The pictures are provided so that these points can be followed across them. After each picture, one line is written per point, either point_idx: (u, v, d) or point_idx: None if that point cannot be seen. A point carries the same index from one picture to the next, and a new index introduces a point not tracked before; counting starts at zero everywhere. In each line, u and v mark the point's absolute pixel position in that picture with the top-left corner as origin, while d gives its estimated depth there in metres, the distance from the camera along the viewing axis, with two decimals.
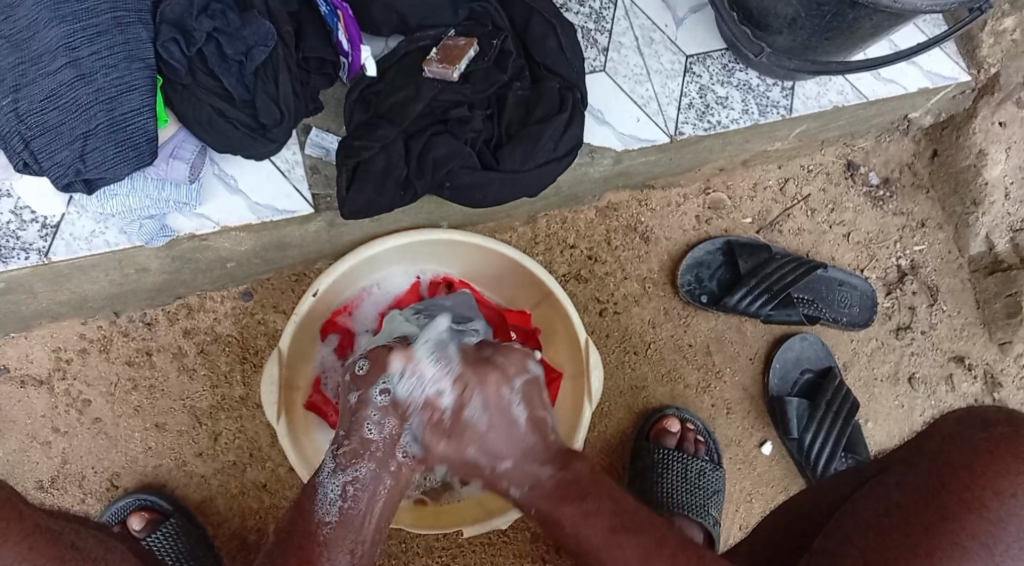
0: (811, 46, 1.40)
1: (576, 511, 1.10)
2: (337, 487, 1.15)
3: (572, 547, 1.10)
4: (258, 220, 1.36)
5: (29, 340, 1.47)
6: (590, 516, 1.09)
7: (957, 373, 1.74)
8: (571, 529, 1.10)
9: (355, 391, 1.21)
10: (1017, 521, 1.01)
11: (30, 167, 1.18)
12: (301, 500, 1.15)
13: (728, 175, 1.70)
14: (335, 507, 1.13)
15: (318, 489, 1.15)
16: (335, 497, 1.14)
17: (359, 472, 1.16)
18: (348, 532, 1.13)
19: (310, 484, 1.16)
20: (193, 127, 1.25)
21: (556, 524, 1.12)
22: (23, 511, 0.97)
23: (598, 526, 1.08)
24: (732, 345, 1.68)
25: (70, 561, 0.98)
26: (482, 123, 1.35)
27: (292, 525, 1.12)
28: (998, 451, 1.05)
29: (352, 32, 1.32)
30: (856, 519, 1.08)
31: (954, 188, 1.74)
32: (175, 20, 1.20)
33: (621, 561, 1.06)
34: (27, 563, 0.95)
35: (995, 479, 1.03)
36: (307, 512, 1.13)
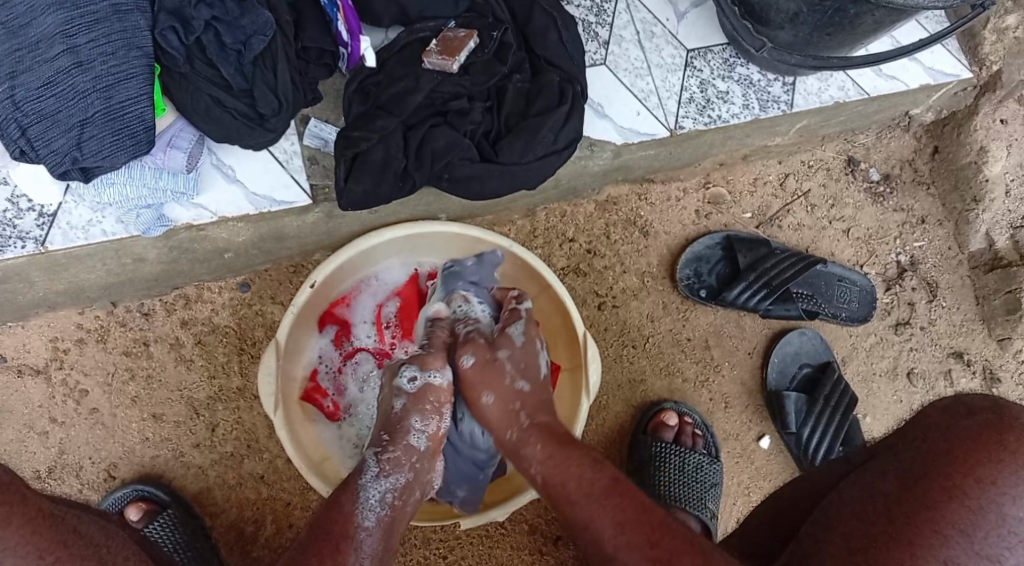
0: (812, 41, 1.39)
1: (579, 463, 1.12)
2: (377, 492, 1.15)
3: (570, 500, 1.10)
4: (256, 210, 1.35)
5: (26, 330, 1.46)
6: (595, 467, 1.11)
7: (956, 369, 1.73)
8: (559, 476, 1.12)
9: (403, 398, 1.25)
10: (995, 508, 1.01)
11: (26, 155, 1.18)
12: (339, 498, 1.12)
13: (728, 169, 1.69)
14: (376, 509, 1.13)
15: (358, 495, 1.13)
16: (375, 501, 1.14)
17: (397, 475, 1.18)
18: (383, 532, 1.12)
19: (350, 484, 1.15)
20: (190, 116, 1.25)
21: (558, 476, 1.12)
22: (25, 496, 0.98)
23: (600, 480, 1.09)
24: (730, 340, 1.68)
25: (71, 547, 0.98)
26: (481, 115, 1.34)
27: (331, 522, 1.09)
28: (982, 438, 1.05)
29: (352, 22, 1.31)
30: (841, 512, 1.07)
31: (955, 185, 1.73)
32: (174, 8, 1.18)
33: (619, 513, 1.05)
34: (28, 546, 0.95)
35: (975, 467, 1.03)
36: (348, 516, 1.10)
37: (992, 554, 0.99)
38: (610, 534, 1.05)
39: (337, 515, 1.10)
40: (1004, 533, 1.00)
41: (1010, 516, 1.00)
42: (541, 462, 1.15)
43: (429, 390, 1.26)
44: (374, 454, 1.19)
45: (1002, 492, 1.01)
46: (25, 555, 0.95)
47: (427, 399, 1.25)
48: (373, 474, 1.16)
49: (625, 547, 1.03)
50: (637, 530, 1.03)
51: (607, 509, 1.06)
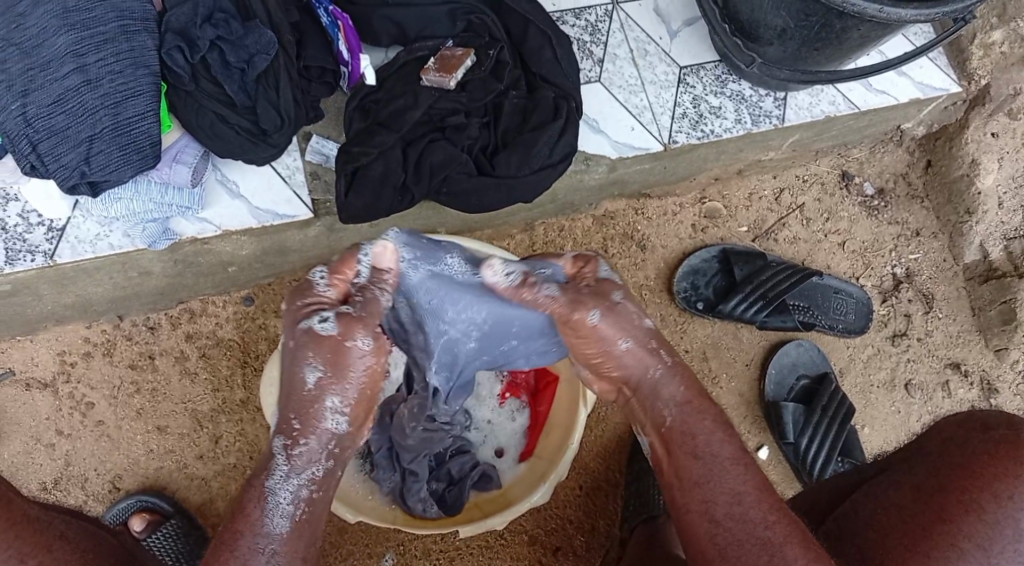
0: (801, 56, 1.42)
1: (715, 423, 1.06)
2: (285, 496, 1.01)
3: (695, 454, 1.05)
4: (259, 224, 1.39)
5: (35, 343, 1.49)
6: (729, 436, 1.06)
7: (953, 380, 1.75)
8: (703, 441, 1.05)
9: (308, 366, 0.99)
10: (1013, 523, 1.03)
11: (37, 170, 1.22)
12: (245, 504, 1.01)
13: (723, 184, 1.72)
14: (286, 517, 1.01)
15: (266, 501, 1.00)
16: (284, 507, 1.01)
17: (307, 470, 1.01)
18: (298, 543, 1.01)
19: (256, 487, 1.01)
20: (195, 133, 1.28)
21: (688, 430, 1.06)
22: (11, 501, 1.01)
23: (732, 445, 1.06)
24: (728, 351, 1.70)
25: (56, 552, 1.02)
26: (478, 130, 1.38)
27: (233, 534, 1.00)
28: (997, 453, 1.07)
29: (352, 42, 1.36)
30: (856, 522, 1.09)
31: (948, 198, 1.76)
32: (180, 29, 1.23)
33: (739, 484, 1.04)
34: (12, 550, 0.99)
35: (992, 481, 1.05)
36: (250, 526, 1.00)
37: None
38: (724, 503, 1.03)
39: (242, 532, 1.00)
40: (1020, 547, 1.03)
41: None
42: (673, 406, 1.06)
43: (340, 357, 0.99)
44: (281, 447, 1.00)
45: (1017, 508, 1.04)
46: (7, 559, 0.99)
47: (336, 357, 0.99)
48: (278, 474, 1.00)
49: (735, 518, 1.02)
50: (756, 506, 1.03)
51: (734, 477, 1.04)
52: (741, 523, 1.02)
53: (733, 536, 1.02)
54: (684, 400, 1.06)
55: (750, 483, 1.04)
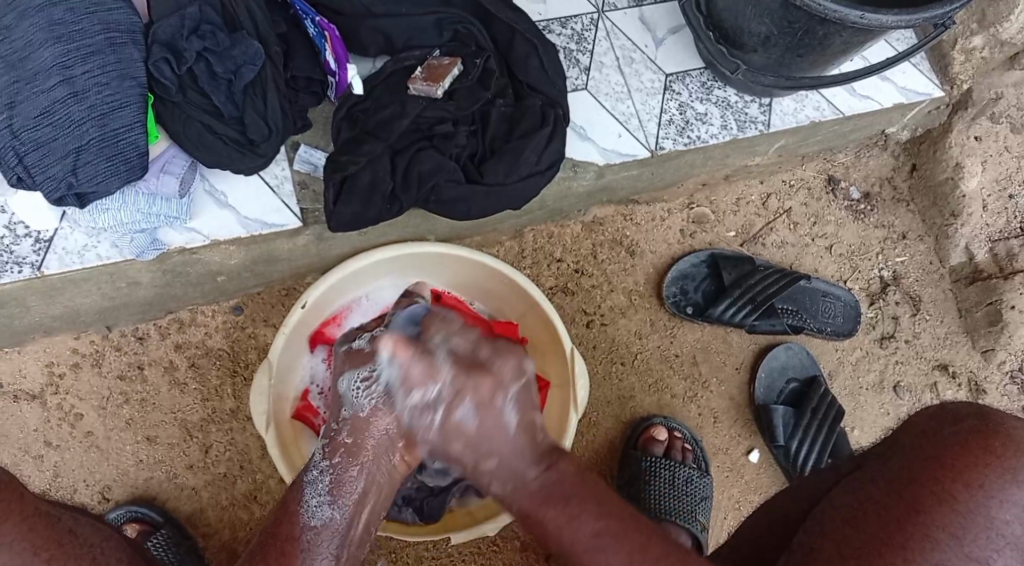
0: (785, 62, 1.43)
1: (561, 512, 1.02)
2: (321, 486, 1.11)
3: (548, 543, 1.03)
4: (248, 233, 1.39)
5: (22, 355, 1.49)
6: (574, 518, 1.01)
7: (941, 381, 1.76)
8: (553, 535, 1.02)
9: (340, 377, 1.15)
10: (983, 511, 1.03)
11: (24, 182, 1.22)
12: (288, 498, 1.12)
13: (711, 190, 1.73)
14: (320, 508, 1.10)
15: (303, 492, 1.11)
16: (322, 490, 1.11)
17: (350, 468, 1.11)
18: (338, 526, 1.09)
19: (296, 483, 1.13)
20: (183, 143, 1.28)
21: (537, 521, 1.03)
22: (23, 495, 1.02)
23: (590, 529, 1.01)
24: (718, 356, 1.71)
25: (66, 544, 1.01)
26: (466, 138, 1.38)
27: (276, 524, 1.08)
28: (967, 445, 1.08)
29: (339, 52, 1.34)
30: (833, 518, 1.10)
31: (933, 201, 1.77)
32: (167, 41, 1.23)
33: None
34: (24, 542, 0.98)
35: (963, 472, 1.05)
36: (293, 516, 1.09)
37: (981, 556, 1.01)
38: None
39: (288, 515, 1.09)
40: (992, 536, 1.02)
41: (994, 517, 1.03)
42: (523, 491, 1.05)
43: (421, 358, 1.06)
44: (322, 447, 1.14)
45: (988, 496, 1.04)
46: (21, 551, 0.98)
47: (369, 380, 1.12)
48: (315, 466, 1.13)
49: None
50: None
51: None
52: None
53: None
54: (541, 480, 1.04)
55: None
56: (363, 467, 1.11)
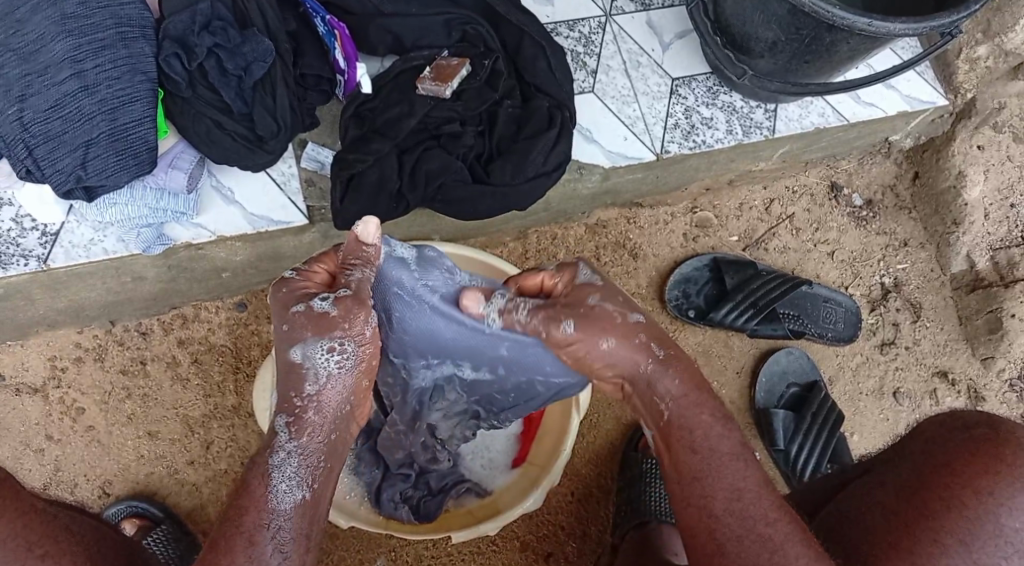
0: (792, 68, 1.44)
1: (712, 418, 1.08)
2: (290, 472, 1.02)
3: (694, 447, 1.07)
4: (253, 229, 1.39)
5: (26, 349, 1.49)
6: (725, 426, 1.08)
7: (941, 388, 1.76)
8: (701, 435, 1.07)
9: (299, 344, 1.02)
10: (992, 518, 1.04)
11: (33, 174, 1.22)
12: (250, 481, 1.02)
13: (714, 194, 1.74)
14: (289, 493, 1.02)
15: (269, 479, 1.02)
16: (291, 477, 1.02)
17: (318, 450, 1.04)
18: (305, 516, 1.03)
19: (257, 467, 1.03)
20: (191, 138, 1.29)
21: (685, 423, 1.08)
22: (21, 493, 1.02)
23: (730, 440, 1.07)
24: (719, 359, 1.71)
25: (61, 542, 1.02)
26: (474, 138, 1.38)
27: (239, 512, 1.01)
28: (977, 452, 1.08)
29: (348, 51, 1.36)
30: (842, 521, 1.11)
31: (935, 208, 1.78)
32: (177, 36, 1.24)
33: (739, 479, 1.05)
34: (18, 539, 0.99)
35: (972, 479, 1.06)
36: (259, 504, 1.01)
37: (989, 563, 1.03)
38: (723, 499, 1.04)
39: (252, 507, 1.01)
40: (1001, 543, 1.03)
41: (1004, 525, 1.04)
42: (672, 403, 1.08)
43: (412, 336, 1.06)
44: (285, 426, 1.03)
45: (998, 504, 1.04)
46: (15, 548, 0.99)
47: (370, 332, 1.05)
48: (279, 451, 1.02)
49: (734, 513, 1.04)
50: (755, 500, 1.04)
51: (734, 474, 1.05)
52: (740, 519, 1.03)
53: (733, 530, 1.03)
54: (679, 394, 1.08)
55: (750, 478, 1.05)
56: (325, 447, 1.05)
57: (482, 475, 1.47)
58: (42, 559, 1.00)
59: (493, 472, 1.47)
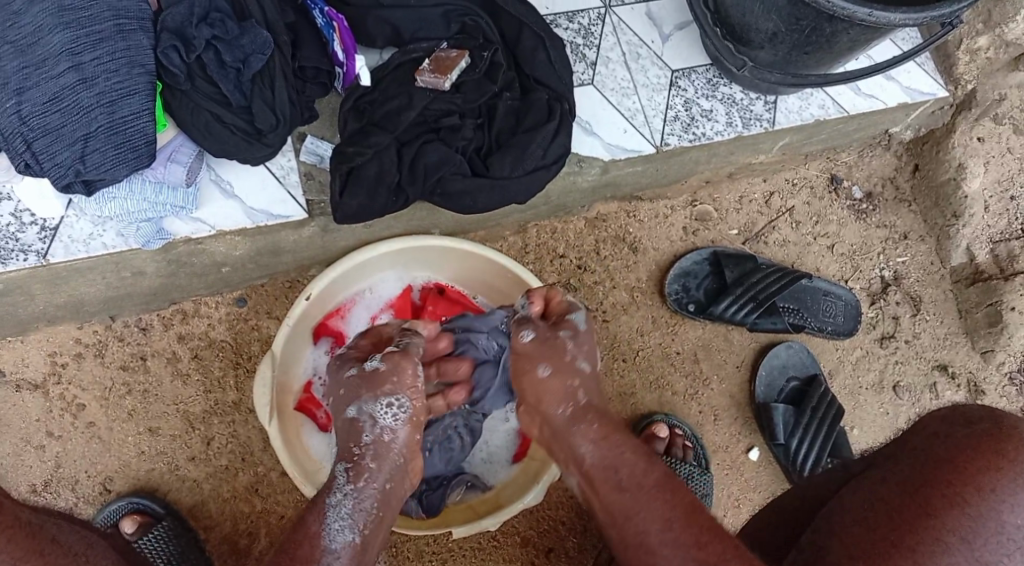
0: (792, 60, 1.44)
1: (635, 454, 1.15)
2: (343, 510, 1.13)
3: (619, 486, 1.12)
4: (253, 224, 1.39)
5: (25, 344, 1.48)
6: (649, 460, 1.15)
7: (941, 381, 1.76)
8: (626, 472, 1.13)
9: (356, 404, 1.18)
10: (994, 515, 1.04)
11: (31, 168, 1.21)
12: (306, 518, 1.12)
13: (714, 187, 1.73)
14: (344, 531, 1.11)
15: (325, 515, 1.12)
16: (344, 515, 1.12)
17: (370, 492, 1.15)
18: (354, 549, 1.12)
19: (317, 504, 1.13)
20: (190, 131, 1.28)
21: (609, 465, 1.14)
22: (6, 504, 1.00)
23: (655, 472, 1.13)
24: (720, 353, 1.71)
25: (48, 555, 1.01)
26: (473, 131, 1.38)
27: (295, 545, 1.09)
28: (979, 449, 1.08)
29: (347, 42, 1.36)
30: (843, 518, 1.11)
31: (935, 201, 1.78)
32: (176, 28, 1.23)
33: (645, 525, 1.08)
34: (5, 554, 0.97)
35: (975, 476, 1.06)
36: (315, 539, 1.09)
37: (991, 560, 1.02)
38: (656, 531, 1.07)
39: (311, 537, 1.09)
40: (1003, 539, 1.03)
41: (1006, 522, 1.04)
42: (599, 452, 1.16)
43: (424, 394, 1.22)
44: (343, 471, 1.16)
45: (1000, 500, 1.04)
46: None
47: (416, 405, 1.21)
48: (338, 490, 1.14)
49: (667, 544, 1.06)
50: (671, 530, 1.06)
51: (661, 506, 1.09)
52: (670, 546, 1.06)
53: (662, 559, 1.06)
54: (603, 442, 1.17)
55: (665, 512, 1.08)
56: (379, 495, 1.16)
57: (482, 469, 1.49)
58: None
59: (493, 466, 1.50)
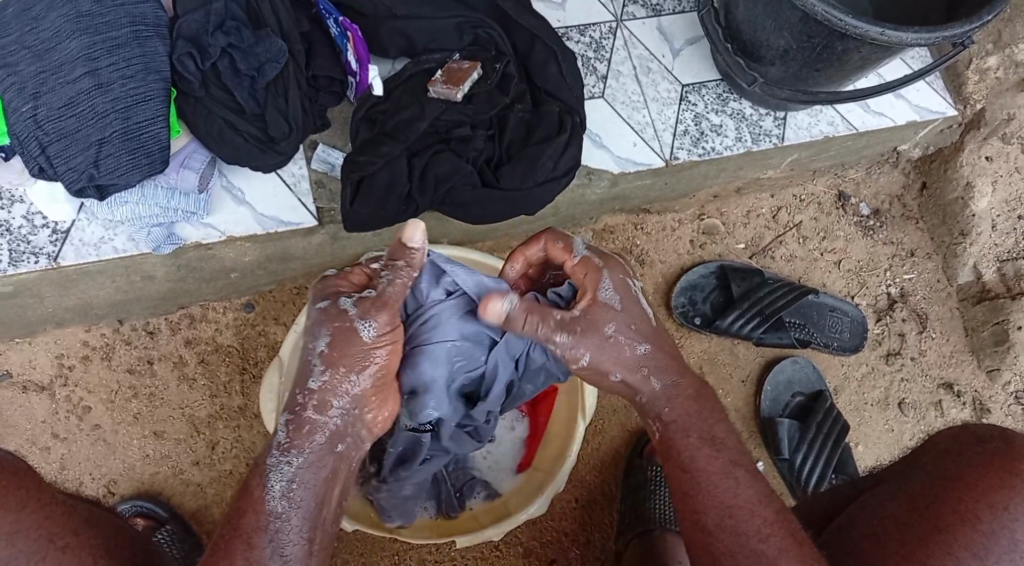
0: (802, 76, 1.45)
1: (702, 439, 1.08)
2: (288, 471, 1.02)
3: (685, 465, 1.08)
4: (263, 231, 1.40)
5: (33, 345, 1.49)
6: (716, 443, 1.08)
7: (946, 399, 1.76)
8: (694, 453, 1.08)
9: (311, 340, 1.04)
10: (1007, 533, 1.05)
11: (45, 172, 1.23)
12: (249, 486, 1.02)
13: (722, 202, 1.74)
14: (284, 494, 1.01)
15: (268, 478, 1.02)
16: (287, 477, 1.02)
17: (313, 451, 1.03)
18: (307, 508, 1.02)
19: (258, 466, 1.03)
20: (204, 138, 1.29)
21: (678, 440, 1.09)
22: (41, 484, 1.02)
23: (721, 459, 1.07)
24: (725, 367, 1.71)
25: (83, 534, 1.01)
26: (484, 142, 1.39)
27: (239, 514, 1.01)
28: (991, 465, 1.09)
29: (360, 53, 1.35)
30: (854, 534, 1.12)
31: (943, 219, 1.78)
32: (192, 36, 1.25)
33: (730, 496, 1.05)
34: (41, 529, 0.98)
35: (988, 492, 1.07)
36: (257, 504, 1.01)
37: None
38: (716, 514, 1.04)
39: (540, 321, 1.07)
40: (1016, 556, 1.04)
41: (1019, 540, 1.05)
42: (664, 405, 1.10)
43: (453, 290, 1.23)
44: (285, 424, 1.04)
45: (1013, 518, 1.05)
46: (37, 538, 0.98)
47: (346, 357, 1.03)
48: (278, 448, 1.03)
49: (727, 530, 1.03)
50: (748, 521, 1.04)
51: (726, 491, 1.05)
52: (733, 534, 1.03)
53: (727, 546, 1.03)
54: (671, 396, 1.10)
55: (745, 497, 1.05)
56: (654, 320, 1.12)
57: (491, 476, 1.48)
58: (64, 550, 0.99)
59: (499, 473, 1.49)
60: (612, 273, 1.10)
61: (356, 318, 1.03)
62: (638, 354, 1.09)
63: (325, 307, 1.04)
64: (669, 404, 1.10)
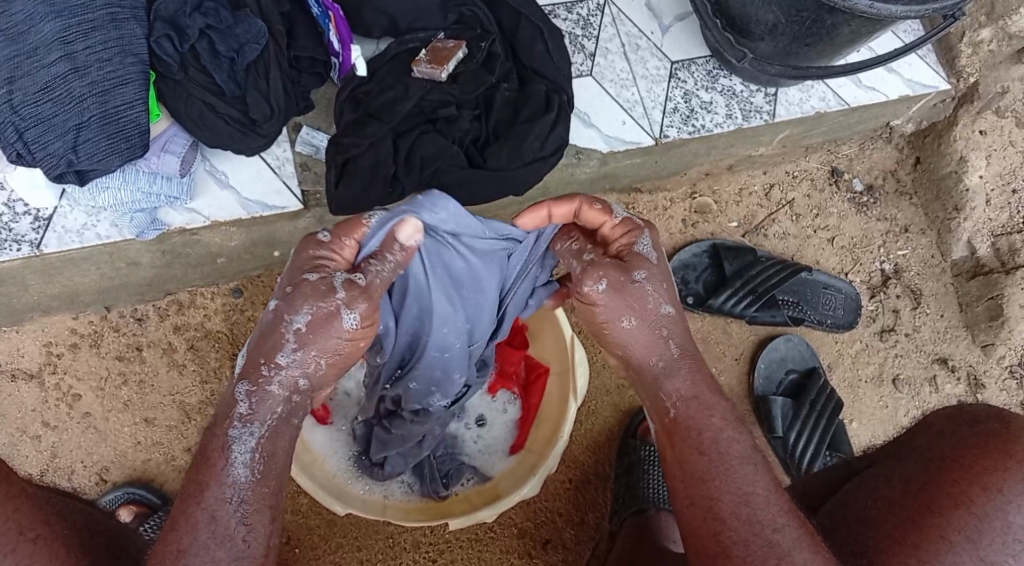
0: (792, 51, 1.43)
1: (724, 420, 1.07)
2: (249, 441, 0.98)
3: (701, 449, 1.06)
4: (247, 214, 1.38)
5: (21, 334, 1.48)
6: (736, 427, 1.08)
7: (940, 375, 1.75)
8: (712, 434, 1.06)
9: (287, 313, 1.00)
10: (1002, 516, 1.04)
11: (23, 158, 1.21)
12: (210, 454, 0.98)
13: (714, 179, 1.72)
14: (247, 464, 0.98)
15: (230, 448, 0.98)
16: (248, 447, 0.98)
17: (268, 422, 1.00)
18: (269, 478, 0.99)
19: (218, 436, 0.98)
20: (183, 121, 1.28)
21: (694, 424, 1.07)
22: (11, 476, 1.01)
23: (740, 443, 1.07)
24: (718, 346, 1.70)
25: (54, 524, 1.01)
26: (469, 123, 1.37)
27: (200, 487, 0.97)
28: (987, 447, 1.08)
29: (343, 33, 1.35)
30: (853, 515, 1.11)
31: (937, 194, 1.76)
32: (169, 17, 1.22)
33: (750, 483, 1.04)
34: (11, 521, 0.98)
35: (981, 475, 1.06)
36: (215, 472, 0.97)
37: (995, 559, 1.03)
38: (730, 502, 1.03)
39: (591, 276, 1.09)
40: (1010, 540, 1.03)
41: (1012, 522, 1.04)
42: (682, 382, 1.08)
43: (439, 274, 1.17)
44: (246, 392, 0.99)
45: (1006, 501, 1.04)
46: (7, 530, 0.97)
47: (322, 339, 1.00)
48: (239, 419, 0.98)
49: (741, 518, 1.02)
50: (764, 506, 1.03)
51: (745, 477, 1.04)
52: (748, 524, 1.02)
53: (739, 534, 1.01)
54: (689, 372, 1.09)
55: (762, 484, 1.04)
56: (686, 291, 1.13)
57: (482, 461, 1.48)
58: (35, 540, 0.98)
59: (491, 457, 1.48)
60: (652, 234, 1.11)
61: (342, 306, 1.01)
62: (661, 312, 1.09)
63: (316, 282, 1.01)
64: (692, 378, 1.09)
